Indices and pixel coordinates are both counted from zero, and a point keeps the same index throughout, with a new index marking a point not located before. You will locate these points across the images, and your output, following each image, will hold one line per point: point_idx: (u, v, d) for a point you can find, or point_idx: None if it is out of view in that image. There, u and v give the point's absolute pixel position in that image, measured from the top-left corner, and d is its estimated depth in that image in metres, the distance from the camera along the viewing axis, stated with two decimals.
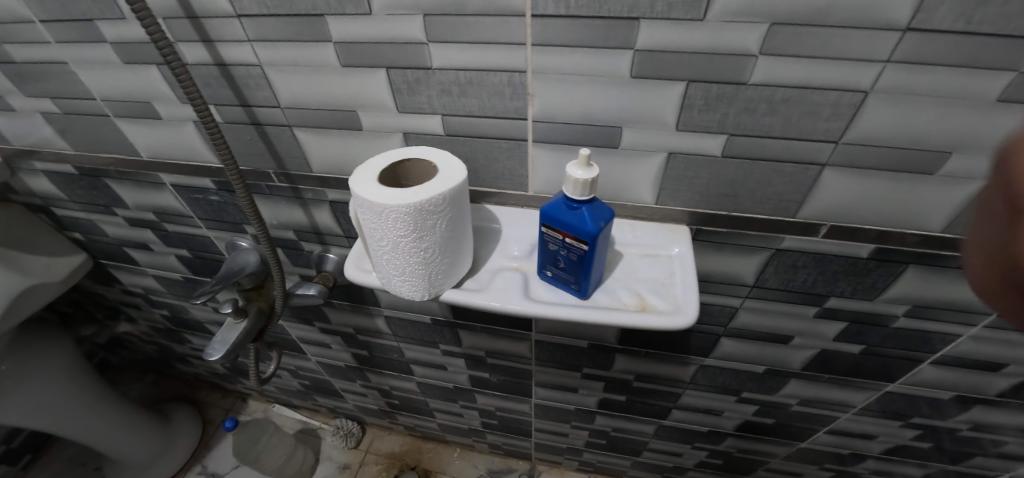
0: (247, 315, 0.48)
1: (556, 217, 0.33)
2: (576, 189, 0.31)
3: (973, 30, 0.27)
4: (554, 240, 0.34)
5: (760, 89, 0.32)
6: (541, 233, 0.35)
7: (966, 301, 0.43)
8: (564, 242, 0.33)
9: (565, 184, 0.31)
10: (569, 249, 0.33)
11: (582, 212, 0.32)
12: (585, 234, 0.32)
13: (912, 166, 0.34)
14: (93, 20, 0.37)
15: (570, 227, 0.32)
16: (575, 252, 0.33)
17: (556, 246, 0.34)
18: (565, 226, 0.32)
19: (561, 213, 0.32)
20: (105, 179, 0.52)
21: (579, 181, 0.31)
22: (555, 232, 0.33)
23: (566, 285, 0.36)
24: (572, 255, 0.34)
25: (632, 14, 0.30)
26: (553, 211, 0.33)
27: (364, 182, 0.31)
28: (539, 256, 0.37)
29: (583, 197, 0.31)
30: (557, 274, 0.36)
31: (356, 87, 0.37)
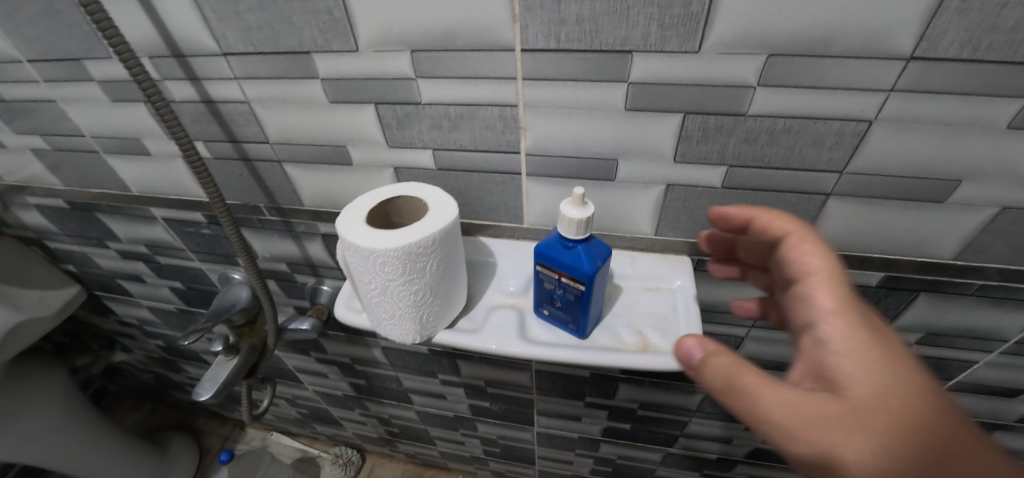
0: (238, 353, 0.47)
1: (551, 256, 0.32)
2: (572, 228, 0.30)
3: (978, 58, 0.26)
4: (550, 280, 0.33)
5: (760, 119, 0.31)
6: (536, 271, 0.33)
7: (982, 327, 0.41)
8: (560, 281, 0.32)
9: (560, 223, 0.30)
10: (565, 288, 0.32)
11: (578, 252, 0.31)
12: (582, 274, 0.31)
13: (920, 194, 0.33)
14: (80, 59, 0.37)
15: (566, 266, 0.31)
16: (572, 291, 0.32)
17: (552, 285, 0.33)
18: (562, 266, 0.31)
19: (556, 252, 0.31)
20: (96, 212, 0.52)
21: (573, 220, 0.30)
22: (550, 270, 0.32)
23: (563, 325, 0.35)
24: (568, 295, 0.32)
25: (625, 47, 0.29)
26: (548, 249, 0.32)
27: (351, 224, 0.30)
28: (535, 294, 0.36)
29: (579, 236, 0.30)
30: (553, 313, 0.35)
31: (345, 123, 0.37)
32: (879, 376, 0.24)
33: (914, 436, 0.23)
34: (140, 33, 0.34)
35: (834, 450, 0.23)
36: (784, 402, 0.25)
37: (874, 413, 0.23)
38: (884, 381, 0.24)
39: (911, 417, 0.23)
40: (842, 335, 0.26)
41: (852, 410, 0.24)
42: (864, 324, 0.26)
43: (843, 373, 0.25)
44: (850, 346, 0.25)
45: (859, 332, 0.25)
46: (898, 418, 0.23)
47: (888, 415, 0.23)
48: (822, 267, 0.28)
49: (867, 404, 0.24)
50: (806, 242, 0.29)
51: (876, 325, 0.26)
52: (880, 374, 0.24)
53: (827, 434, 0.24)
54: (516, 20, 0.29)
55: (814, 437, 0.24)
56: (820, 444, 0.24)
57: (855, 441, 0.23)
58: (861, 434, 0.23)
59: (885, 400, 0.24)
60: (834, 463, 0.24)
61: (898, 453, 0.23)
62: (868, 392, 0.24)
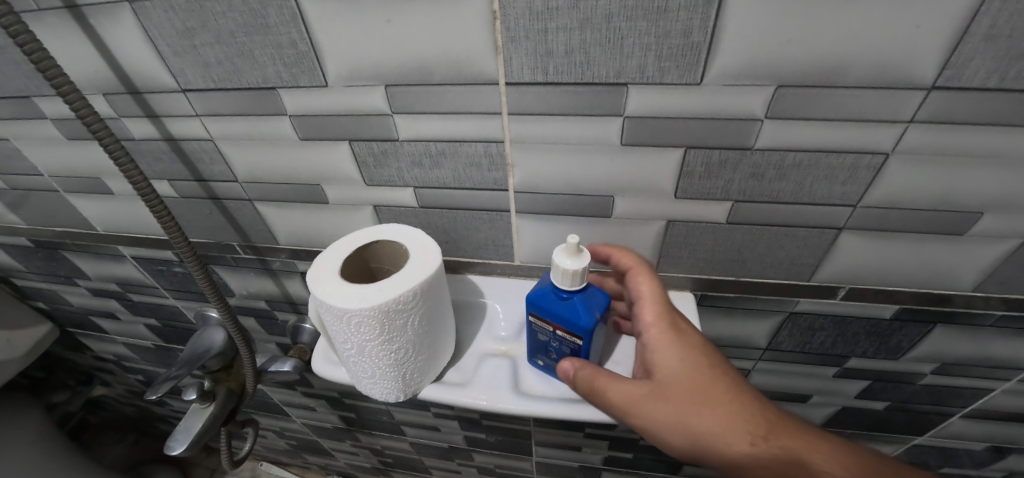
0: (215, 399, 0.44)
1: (545, 308, 0.29)
2: (567, 279, 0.27)
3: (1006, 87, 0.24)
4: (546, 333, 0.31)
5: (767, 153, 0.28)
6: (529, 323, 0.31)
7: (1001, 356, 0.39)
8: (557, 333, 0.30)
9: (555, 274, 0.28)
10: (563, 342, 0.30)
11: (572, 303, 0.28)
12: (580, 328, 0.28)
13: (941, 227, 0.31)
14: (28, 97, 0.34)
15: (563, 320, 0.28)
16: (569, 344, 0.30)
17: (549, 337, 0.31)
18: (558, 319, 0.29)
19: (549, 303, 0.29)
20: (62, 251, 0.49)
21: (570, 271, 0.27)
22: (545, 322, 0.30)
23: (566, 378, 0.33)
24: (566, 347, 0.30)
25: (619, 79, 0.26)
26: (540, 300, 0.29)
27: (324, 280, 0.28)
28: (529, 345, 0.34)
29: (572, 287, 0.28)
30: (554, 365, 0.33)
31: (318, 160, 0.34)
32: (688, 360, 0.30)
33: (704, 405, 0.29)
34: (89, 69, 0.31)
35: (653, 422, 0.29)
36: (625, 391, 0.29)
37: (682, 388, 0.29)
38: (683, 364, 0.30)
39: (714, 387, 0.29)
40: (655, 339, 0.31)
41: (654, 388, 0.30)
42: (673, 325, 0.31)
43: (661, 368, 0.30)
44: (666, 347, 0.30)
45: (667, 334, 0.31)
46: (701, 389, 0.29)
47: (693, 386, 0.29)
48: (646, 290, 0.32)
49: (663, 382, 0.30)
50: (641, 273, 0.32)
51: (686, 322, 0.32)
52: (688, 357, 0.30)
53: (652, 410, 0.29)
54: (499, 52, 0.26)
55: (632, 415, 0.29)
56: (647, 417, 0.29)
57: (670, 409, 0.29)
58: (674, 402, 0.29)
59: (690, 377, 0.30)
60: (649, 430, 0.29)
61: (696, 419, 0.29)
62: (667, 375, 0.30)
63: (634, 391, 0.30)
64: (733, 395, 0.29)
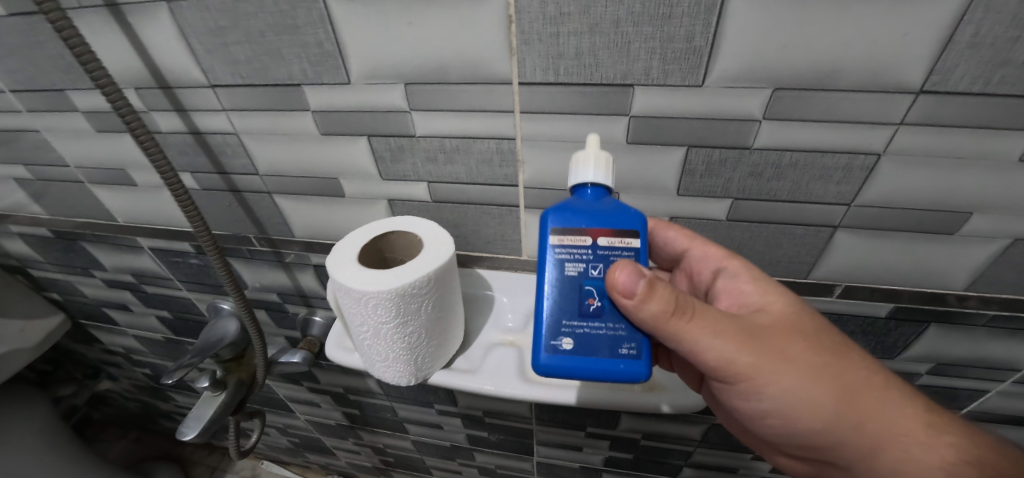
0: (225, 388, 0.45)
1: (578, 219, 0.29)
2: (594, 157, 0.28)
3: (991, 92, 0.25)
4: (580, 260, 0.29)
5: (765, 153, 0.30)
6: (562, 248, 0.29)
7: (995, 357, 0.40)
8: (598, 254, 0.29)
9: (577, 166, 0.29)
10: (607, 263, 0.29)
11: (613, 208, 0.29)
12: (630, 227, 0.29)
13: (933, 226, 0.32)
14: (62, 90, 0.36)
15: (611, 214, 0.29)
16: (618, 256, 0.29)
17: (586, 266, 0.29)
18: (603, 217, 0.29)
19: (585, 214, 0.29)
20: (81, 242, 0.50)
21: (593, 156, 0.28)
22: (582, 239, 0.29)
23: (612, 351, 0.29)
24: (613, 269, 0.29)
25: (625, 81, 0.28)
26: (569, 213, 0.29)
27: (342, 266, 0.29)
28: (553, 308, 0.29)
29: (606, 186, 0.29)
30: (591, 332, 0.29)
31: (337, 154, 0.35)
32: (778, 297, 0.31)
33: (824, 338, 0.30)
34: (125, 64, 0.33)
35: (785, 351, 0.29)
36: (720, 319, 0.28)
37: (778, 323, 0.30)
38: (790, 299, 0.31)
39: (811, 325, 0.30)
40: (740, 270, 0.32)
41: (776, 320, 0.30)
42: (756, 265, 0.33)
43: (767, 301, 0.31)
44: (753, 276, 0.32)
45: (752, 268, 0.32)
46: (799, 325, 0.30)
47: (792, 322, 0.30)
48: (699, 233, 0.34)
49: (781, 314, 0.30)
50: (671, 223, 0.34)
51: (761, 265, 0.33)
52: (779, 295, 0.31)
53: (779, 336, 0.29)
54: (513, 53, 0.28)
55: (762, 344, 0.29)
56: (747, 349, 0.28)
57: (769, 344, 0.29)
58: (775, 337, 0.29)
59: (786, 313, 0.30)
60: (783, 363, 0.29)
61: (820, 349, 0.29)
62: (778, 307, 0.30)
63: (732, 322, 0.29)
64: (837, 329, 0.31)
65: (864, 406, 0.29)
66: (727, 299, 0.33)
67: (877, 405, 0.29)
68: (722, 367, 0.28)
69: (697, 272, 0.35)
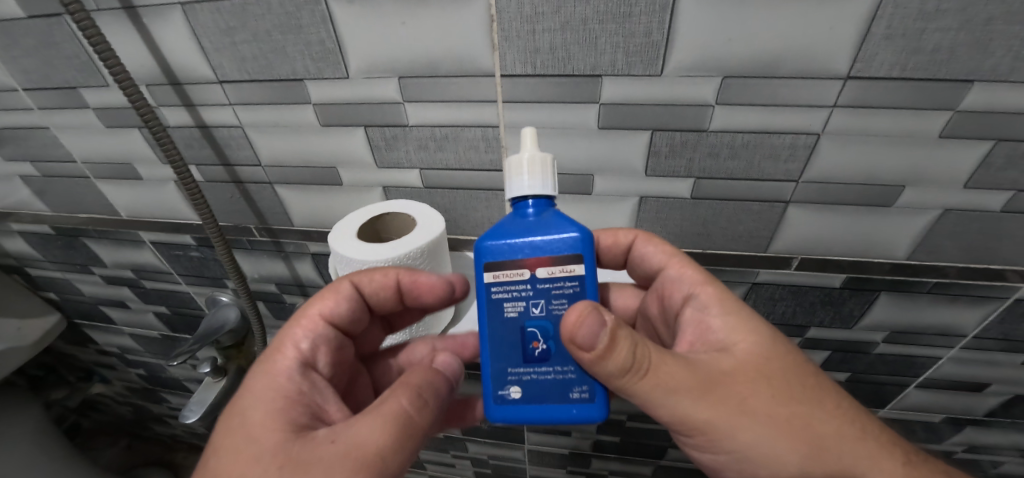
0: (226, 374, 0.48)
1: (517, 251, 0.28)
2: (532, 165, 0.29)
3: (908, 76, 0.30)
4: (519, 300, 0.28)
5: (721, 135, 0.34)
6: (503, 287, 0.28)
7: (942, 324, 0.44)
8: (538, 288, 0.28)
9: (513, 177, 0.29)
10: (548, 300, 0.28)
11: (551, 234, 0.28)
12: (571, 255, 0.28)
13: (872, 199, 0.36)
14: (75, 87, 0.38)
15: (551, 232, 0.28)
16: (563, 290, 0.28)
17: (528, 307, 0.28)
18: (545, 241, 0.28)
19: (523, 244, 0.28)
20: (82, 238, 0.52)
21: (530, 162, 0.29)
22: (521, 275, 0.28)
23: (563, 397, 0.29)
24: (556, 308, 0.28)
25: (595, 72, 0.32)
26: (505, 247, 0.28)
27: (344, 240, 0.33)
28: (500, 352, 0.29)
29: (546, 195, 0.30)
30: (539, 377, 0.29)
31: (336, 145, 0.38)
32: (743, 337, 0.30)
33: (789, 382, 0.29)
34: (138, 63, 0.36)
35: (749, 397, 0.28)
36: (680, 371, 0.27)
37: (743, 364, 0.29)
38: (755, 338, 0.30)
39: (778, 370, 0.29)
40: (710, 298, 0.33)
41: (740, 361, 0.29)
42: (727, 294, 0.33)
43: (733, 339, 0.30)
44: (721, 304, 0.32)
45: (722, 296, 0.33)
46: (763, 371, 0.29)
47: (756, 368, 0.29)
48: (669, 250, 0.36)
49: (746, 355, 0.29)
50: (649, 235, 0.37)
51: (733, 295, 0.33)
52: (745, 334, 0.30)
53: (743, 380, 0.28)
54: (495, 49, 0.31)
55: (725, 389, 0.28)
56: (710, 403, 0.27)
57: (732, 395, 0.28)
58: (738, 386, 0.28)
59: (751, 356, 0.29)
60: (749, 412, 0.27)
61: (784, 394, 0.29)
62: (744, 347, 0.30)
63: (692, 371, 0.28)
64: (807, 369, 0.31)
65: (829, 456, 0.28)
66: (692, 331, 0.32)
67: (841, 452, 0.28)
68: (679, 415, 0.27)
69: (668, 295, 0.36)
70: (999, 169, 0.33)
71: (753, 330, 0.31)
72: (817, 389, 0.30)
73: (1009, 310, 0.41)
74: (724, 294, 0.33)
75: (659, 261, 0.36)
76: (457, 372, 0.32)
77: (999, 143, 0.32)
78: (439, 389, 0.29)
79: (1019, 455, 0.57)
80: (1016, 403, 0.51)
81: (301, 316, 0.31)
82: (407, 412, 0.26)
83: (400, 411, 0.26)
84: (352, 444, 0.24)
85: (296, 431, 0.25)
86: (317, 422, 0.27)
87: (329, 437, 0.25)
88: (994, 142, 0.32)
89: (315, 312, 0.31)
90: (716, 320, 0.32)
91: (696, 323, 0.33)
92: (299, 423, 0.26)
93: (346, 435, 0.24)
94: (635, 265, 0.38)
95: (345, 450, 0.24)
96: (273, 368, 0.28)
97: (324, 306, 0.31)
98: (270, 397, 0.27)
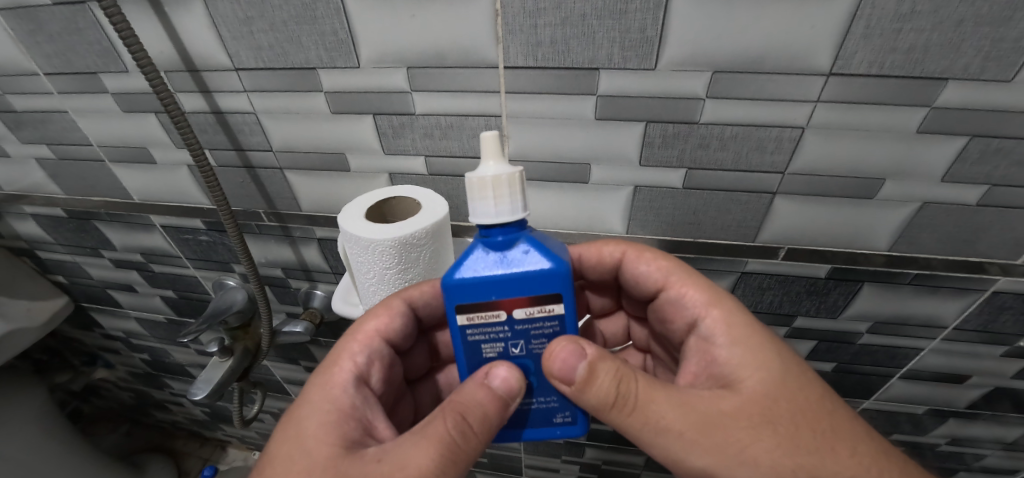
0: (232, 354, 0.49)
1: (489, 291, 0.29)
2: (496, 187, 0.29)
3: (885, 73, 0.31)
4: (498, 341, 0.31)
5: (711, 127, 0.36)
6: (480, 331, 0.31)
7: (923, 316, 0.46)
8: (516, 329, 0.30)
9: (476, 199, 0.29)
10: (528, 340, 0.31)
11: (529, 273, 0.29)
12: (549, 295, 0.29)
13: (854, 192, 0.38)
14: (95, 73, 0.40)
15: (522, 273, 0.29)
16: (545, 327, 0.30)
17: (507, 346, 0.31)
18: (517, 278, 0.29)
19: (501, 284, 0.29)
20: (95, 221, 0.54)
21: (493, 183, 0.28)
22: (498, 316, 0.30)
23: (548, 422, 0.33)
24: (534, 345, 0.31)
25: (593, 65, 0.34)
26: (476, 289, 0.29)
27: (352, 220, 0.34)
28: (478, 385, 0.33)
29: (516, 219, 0.29)
30: (523, 408, 0.33)
31: (346, 132, 0.40)
32: (750, 374, 0.31)
33: (791, 423, 0.29)
34: (158, 48, 0.38)
35: (750, 445, 0.28)
36: (677, 413, 0.29)
37: (747, 406, 0.29)
38: (760, 375, 0.31)
39: (785, 409, 0.30)
40: (715, 322, 0.34)
41: (745, 402, 0.30)
42: (734, 324, 0.34)
43: (739, 375, 0.31)
44: (725, 330, 0.34)
45: (726, 320, 0.34)
46: (770, 414, 0.29)
47: (761, 410, 0.29)
48: (665, 266, 0.38)
49: (751, 394, 0.30)
50: (642, 251, 0.39)
51: (738, 320, 0.34)
52: (752, 371, 0.31)
53: (745, 423, 0.29)
54: (499, 41, 0.33)
55: (725, 436, 0.28)
56: (708, 449, 0.28)
57: (732, 443, 0.28)
58: (739, 432, 0.28)
59: (757, 394, 0.30)
60: (748, 458, 0.28)
61: (787, 437, 0.29)
62: (750, 385, 0.30)
63: (690, 414, 0.29)
64: (816, 403, 0.31)
65: None
66: (697, 361, 0.34)
67: None
68: (674, 455, 0.29)
69: (674, 317, 0.38)
70: (974, 163, 0.35)
71: (760, 364, 0.31)
72: (822, 427, 0.30)
73: (987, 303, 0.43)
74: (730, 321, 0.34)
75: (657, 279, 0.39)
76: (516, 390, 0.30)
77: (974, 139, 0.33)
78: (497, 419, 0.29)
79: (1001, 448, 0.59)
80: (996, 396, 0.53)
81: (357, 331, 0.35)
82: (454, 440, 0.27)
83: (450, 441, 0.27)
84: (399, 464, 0.27)
85: (349, 446, 0.29)
86: (367, 438, 0.30)
87: (377, 455, 0.28)
88: (969, 138, 0.33)
89: (370, 329, 0.36)
90: (723, 352, 0.33)
91: (703, 351, 0.34)
92: (350, 439, 0.29)
93: (391, 455, 0.27)
94: (632, 282, 0.40)
95: (391, 470, 0.26)
96: (330, 383, 0.32)
97: (379, 322, 0.36)
98: (324, 412, 0.30)
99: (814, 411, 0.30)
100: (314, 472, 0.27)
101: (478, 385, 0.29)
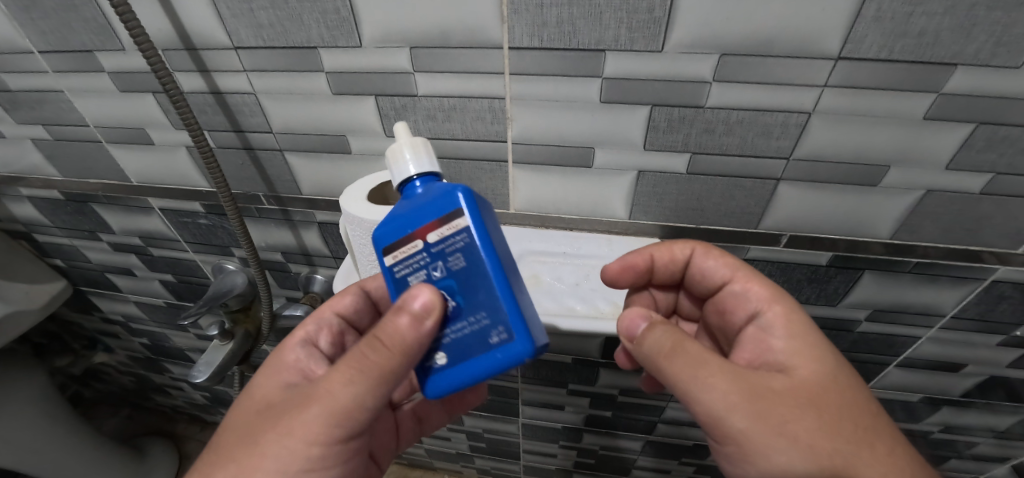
0: (233, 338, 0.50)
1: (402, 225, 0.28)
2: (411, 149, 0.29)
3: (894, 58, 0.31)
4: (419, 270, 0.28)
5: (717, 112, 0.36)
6: (402, 267, 0.28)
7: (921, 305, 0.46)
8: (432, 254, 0.27)
9: (396, 165, 0.29)
10: (444, 259, 0.27)
11: (433, 198, 0.27)
12: (453, 212, 0.26)
13: (858, 179, 0.38)
14: (91, 51, 0.39)
15: (428, 200, 0.27)
16: (453, 245, 0.27)
17: (428, 273, 0.28)
18: (423, 208, 0.27)
19: (409, 213, 0.27)
20: (93, 204, 0.53)
21: (409, 149, 0.29)
22: (414, 246, 0.27)
23: (486, 346, 0.27)
24: (453, 265, 0.27)
25: (599, 46, 0.33)
26: (390, 226, 0.28)
27: (355, 203, 0.34)
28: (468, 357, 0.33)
29: (431, 171, 0.29)
30: (458, 340, 0.28)
31: (348, 113, 0.40)
32: (804, 363, 0.32)
33: (834, 416, 0.29)
34: (156, 27, 0.37)
35: (790, 423, 0.28)
36: (730, 382, 0.29)
37: (795, 390, 0.30)
38: (815, 369, 0.31)
39: (833, 401, 0.30)
40: (777, 317, 0.35)
41: (797, 387, 0.30)
42: (797, 321, 0.34)
43: (797, 365, 0.32)
44: (784, 324, 0.34)
45: (788, 316, 0.35)
46: (817, 400, 0.29)
47: (809, 395, 0.30)
48: (730, 263, 0.39)
49: (803, 382, 0.30)
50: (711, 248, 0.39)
51: (798, 317, 0.35)
52: (807, 362, 0.32)
53: (789, 404, 0.29)
54: (504, 21, 0.32)
55: (768, 410, 0.28)
56: (751, 415, 0.28)
57: (774, 415, 0.28)
58: (784, 408, 0.29)
59: (808, 382, 0.31)
60: (786, 434, 0.28)
61: (829, 425, 0.29)
62: (803, 373, 0.31)
63: (739, 381, 0.29)
64: (861, 405, 0.30)
65: None
66: (752, 349, 0.35)
67: None
68: (710, 417, 0.29)
69: (733, 310, 0.39)
70: (979, 151, 0.35)
71: (815, 357, 0.32)
72: (863, 429, 0.29)
73: (985, 292, 0.43)
74: (789, 317, 0.34)
75: (723, 274, 0.39)
76: (426, 307, 0.27)
77: (980, 126, 0.33)
78: (409, 343, 0.27)
79: (993, 436, 0.60)
80: (990, 384, 0.53)
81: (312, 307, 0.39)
82: (366, 356, 0.29)
83: (362, 356, 0.29)
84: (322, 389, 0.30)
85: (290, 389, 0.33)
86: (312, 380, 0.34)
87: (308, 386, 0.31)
88: (975, 126, 0.33)
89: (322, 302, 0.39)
90: (778, 342, 0.33)
91: (758, 340, 0.35)
92: (294, 384, 0.33)
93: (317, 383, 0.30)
94: (696, 277, 0.41)
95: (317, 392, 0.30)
96: (284, 347, 0.36)
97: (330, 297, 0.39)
98: (273, 371, 0.34)
99: (858, 411, 0.30)
100: (263, 411, 0.32)
101: (396, 311, 0.27)
